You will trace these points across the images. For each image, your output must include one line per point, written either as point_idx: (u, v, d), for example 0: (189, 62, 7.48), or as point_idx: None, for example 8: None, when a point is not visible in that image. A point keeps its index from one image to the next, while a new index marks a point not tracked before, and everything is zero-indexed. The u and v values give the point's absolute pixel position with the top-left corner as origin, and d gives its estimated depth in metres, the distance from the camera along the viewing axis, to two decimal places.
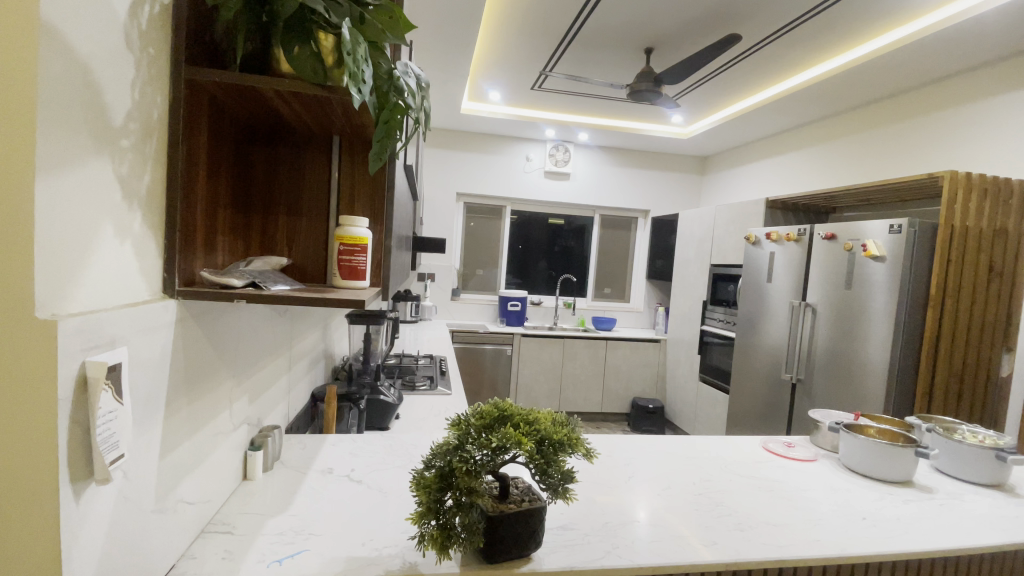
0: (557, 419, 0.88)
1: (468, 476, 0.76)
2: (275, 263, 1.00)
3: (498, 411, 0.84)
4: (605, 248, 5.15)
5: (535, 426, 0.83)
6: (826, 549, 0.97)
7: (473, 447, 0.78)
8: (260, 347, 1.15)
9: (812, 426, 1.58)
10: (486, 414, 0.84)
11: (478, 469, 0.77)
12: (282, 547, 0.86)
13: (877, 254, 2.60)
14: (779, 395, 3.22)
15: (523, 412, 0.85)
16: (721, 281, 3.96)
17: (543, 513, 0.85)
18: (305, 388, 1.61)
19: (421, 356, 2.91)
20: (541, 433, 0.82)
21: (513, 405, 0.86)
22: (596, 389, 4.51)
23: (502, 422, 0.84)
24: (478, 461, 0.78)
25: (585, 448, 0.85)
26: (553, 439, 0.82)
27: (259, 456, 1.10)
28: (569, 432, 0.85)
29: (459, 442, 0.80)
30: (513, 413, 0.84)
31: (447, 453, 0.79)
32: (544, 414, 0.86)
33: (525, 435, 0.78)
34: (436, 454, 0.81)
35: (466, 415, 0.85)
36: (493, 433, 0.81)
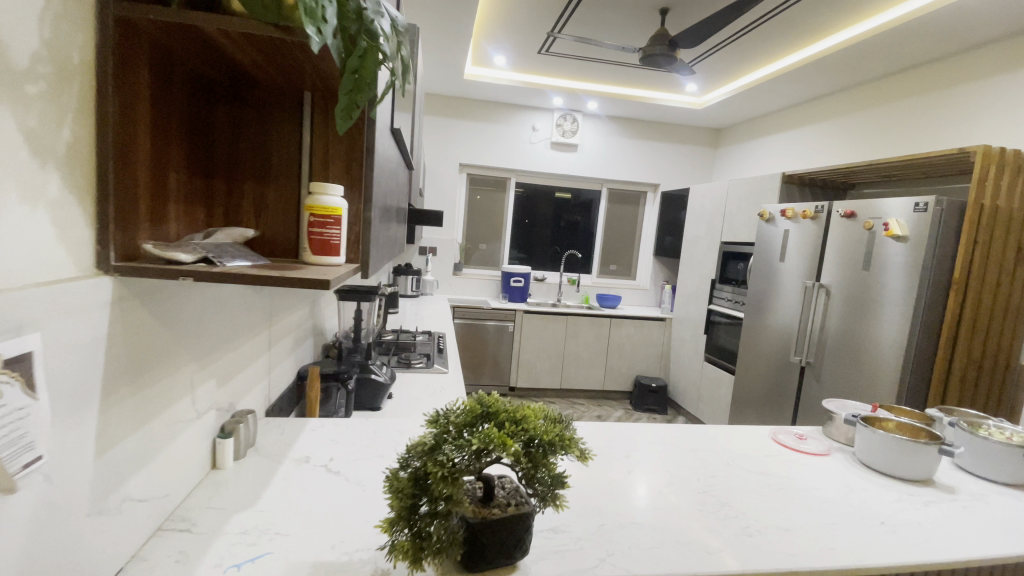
0: (550, 415, 0.78)
1: (445, 482, 0.67)
2: (239, 235, 0.89)
3: (483, 407, 0.74)
4: (612, 223, 4.99)
5: (525, 424, 0.73)
6: (842, 559, 0.88)
7: (452, 450, 0.69)
8: (230, 328, 1.06)
9: (825, 417, 1.48)
10: (469, 410, 0.74)
11: (457, 475, 0.67)
12: (244, 548, 0.78)
13: (899, 234, 2.45)
14: (787, 378, 3.13)
15: (511, 409, 0.75)
16: (731, 259, 3.82)
17: (532, 520, 0.76)
18: (290, 368, 1.53)
19: (419, 332, 2.83)
20: (530, 434, 0.72)
21: (500, 400, 0.76)
22: (599, 367, 4.44)
23: (488, 419, 0.74)
24: (458, 465, 0.68)
25: (581, 449, 0.75)
26: (545, 441, 0.72)
27: (229, 443, 1.02)
28: (562, 431, 0.75)
29: (438, 442, 0.71)
30: (499, 410, 0.74)
31: (422, 454, 0.70)
32: (535, 411, 0.76)
33: (511, 438, 0.68)
34: (412, 454, 0.72)
35: (446, 411, 0.75)
36: (475, 433, 0.71)
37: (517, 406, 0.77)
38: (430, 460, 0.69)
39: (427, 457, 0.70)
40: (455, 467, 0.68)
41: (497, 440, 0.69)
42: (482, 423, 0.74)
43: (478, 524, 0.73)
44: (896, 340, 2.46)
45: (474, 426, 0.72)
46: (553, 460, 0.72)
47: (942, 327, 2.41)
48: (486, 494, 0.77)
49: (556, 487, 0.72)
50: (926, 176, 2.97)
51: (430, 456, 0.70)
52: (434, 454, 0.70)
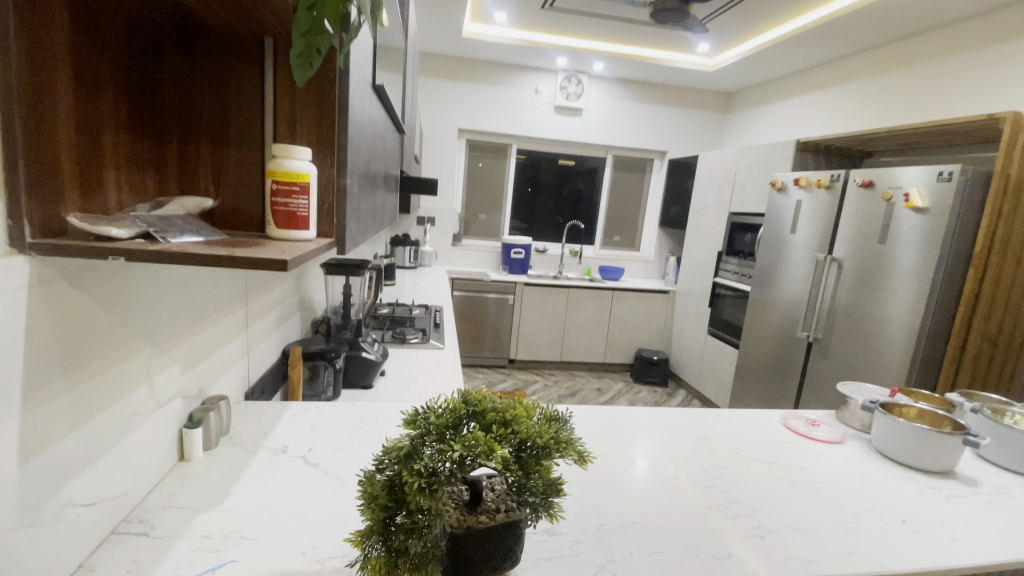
0: (545, 413, 0.69)
1: (423, 492, 0.57)
2: (194, 206, 0.79)
3: (469, 404, 0.65)
4: (616, 192, 4.83)
5: (516, 424, 0.64)
6: (862, 564, 0.81)
7: (432, 457, 0.60)
8: (196, 308, 0.96)
9: (839, 401, 1.40)
10: (452, 408, 0.64)
11: (436, 485, 0.58)
12: (205, 554, 0.71)
13: (920, 205, 2.32)
14: (791, 353, 3.06)
15: (500, 407, 0.66)
16: (739, 231, 3.69)
17: (523, 529, 0.68)
18: (273, 346, 1.44)
19: (416, 305, 2.74)
20: (522, 437, 0.63)
21: (489, 396, 0.67)
22: (600, 340, 4.37)
23: (474, 419, 0.64)
24: (438, 472, 0.59)
25: (579, 451, 0.66)
26: (538, 444, 0.63)
27: (198, 433, 0.94)
28: (556, 432, 0.66)
29: (416, 445, 0.62)
30: (487, 409, 0.65)
31: (398, 461, 0.61)
32: (527, 409, 0.67)
33: (499, 443, 0.59)
34: (386, 457, 0.63)
35: (427, 409, 0.66)
36: (459, 437, 0.61)
37: (508, 403, 0.68)
38: (405, 467, 0.59)
39: (402, 462, 0.60)
40: (435, 474, 0.59)
41: (483, 444, 0.59)
42: (468, 423, 0.64)
43: (462, 533, 0.65)
44: (909, 317, 2.36)
45: (458, 428, 0.63)
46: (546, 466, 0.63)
47: (959, 303, 2.30)
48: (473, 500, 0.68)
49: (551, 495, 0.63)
50: (950, 144, 2.80)
51: (405, 462, 0.60)
52: (411, 460, 0.60)
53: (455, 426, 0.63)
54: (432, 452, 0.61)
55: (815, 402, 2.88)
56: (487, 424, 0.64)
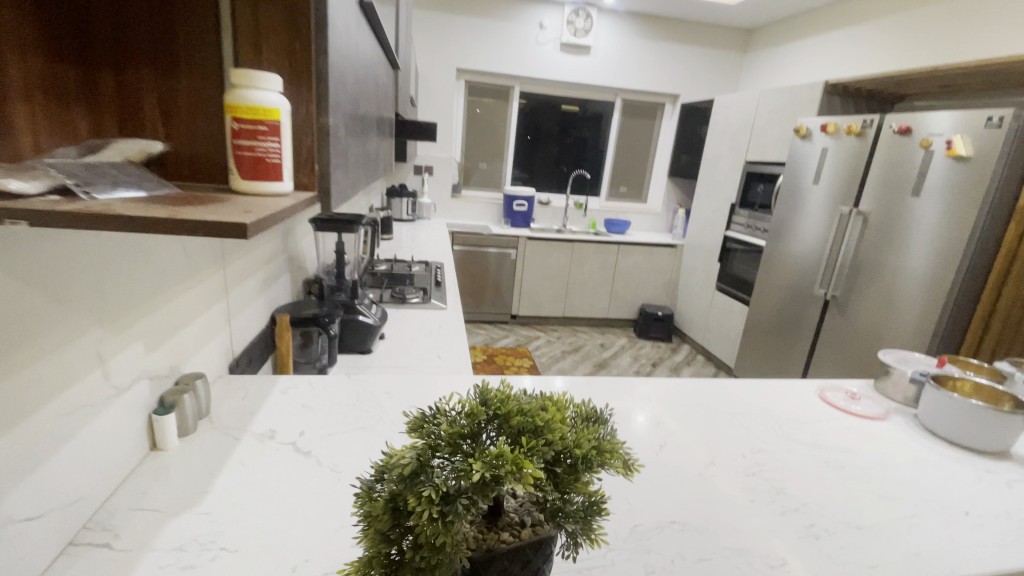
0: (579, 411, 0.56)
1: (437, 524, 0.45)
2: (138, 151, 0.63)
3: (489, 407, 0.52)
4: (624, 140, 4.56)
5: (549, 432, 0.51)
6: (935, 568, 0.71)
7: (445, 477, 0.47)
8: (157, 276, 0.81)
9: (879, 371, 1.28)
10: (468, 411, 0.52)
11: (453, 517, 0.45)
12: (176, 572, 0.59)
13: (963, 153, 2.08)
14: (802, 310, 2.89)
15: (528, 409, 0.53)
16: (753, 181, 3.44)
17: (553, 547, 0.56)
18: (260, 312, 1.31)
19: (416, 261, 2.60)
20: (557, 448, 0.50)
21: (513, 393, 0.54)
22: (605, 295, 4.25)
23: (496, 424, 0.52)
24: (455, 496, 0.47)
25: (623, 458, 0.54)
26: (576, 456, 0.51)
27: (171, 419, 0.81)
28: (596, 438, 0.53)
29: (424, 460, 0.49)
30: (511, 413, 0.52)
31: (400, 480, 0.48)
32: (560, 411, 0.54)
33: (532, 463, 0.46)
34: (387, 472, 0.50)
35: (437, 412, 0.53)
36: (478, 451, 0.49)
37: (536, 401, 0.55)
38: (411, 489, 0.47)
39: (408, 482, 0.48)
40: (451, 499, 0.47)
41: (512, 463, 0.47)
42: (489, 430, 0.52)
43: (481, 558, 0.53)
44: (940, 275, 2.18)
45: (477, 436, 0.51)
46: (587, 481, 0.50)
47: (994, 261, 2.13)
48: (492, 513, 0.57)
49: (591, 516, 0.51)
50: (994, 85, 2.56)
51: (411, 483, 0.48)
52: (419, 479, 0.48)
53: (473, 435, 0.51)
54: (446, 468, 0.49)
55: (825, 361, 2.74)
56: (512, 432, 0.51)
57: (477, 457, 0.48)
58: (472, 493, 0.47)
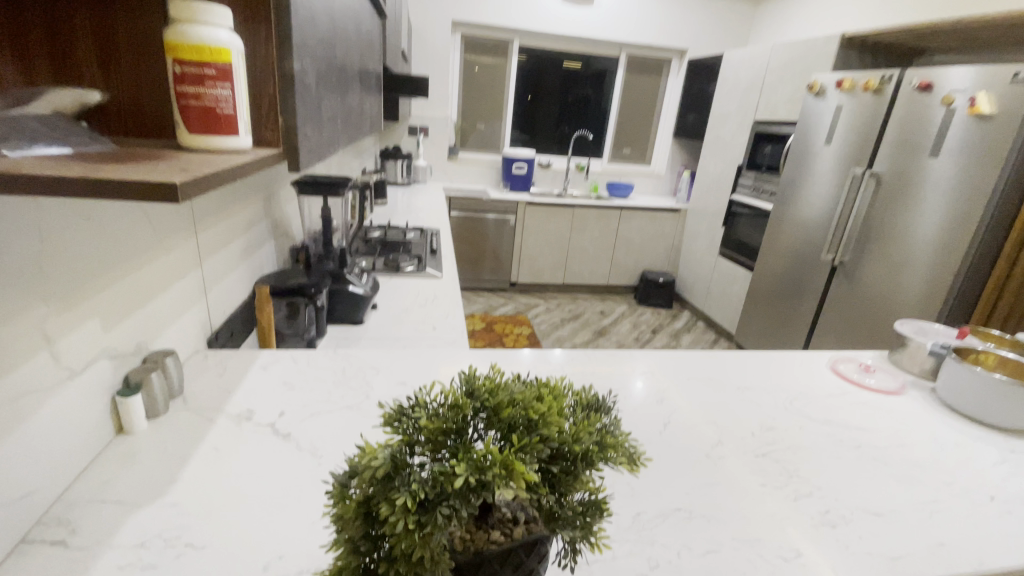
0: (579, 399, 0.50)
1: (414, 535, 0.39)
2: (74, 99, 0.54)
3: (476, 397, 0.46)
4: (629, 99, 4.36)
5: (544, 426, 0.45)
6: (959, 562, 0.66)
7: (421, 480, 0.41)
8: (112, 247, 0.73)
9: (895, 343, 1.22)
10: (451, 403, 0.45)
11: (432, 528, 0.39)
12: (137, 573, 0.55)
13: (986, 112, 1.92)
14: (807, 276, 2.77)
15: (521, 401, 0.46)
16: (762, 142, 3.25)
17: (549, 548, 0.51)
18: (241, 282, 1.23)
19: (411, 227, 2.50)
20: (553, 445, 0.44)
21: (504, 381, 0.48)
22: (606, 261, 4.17)
23: (485, 417, 0.45)
24: (434, 502, 0.41)
25: (628, 452, 0.48)
26: (575, 453, 0.45)
27: (137, 402, 0.75)
28: (597, 430, 0.47)
29: (400, 460, 0.43)
30: (501, 404, 0.45)
31: (371, 485, 0.42)
32: (557, 400, 0.47)
33: (523, 466, 0.40)
34: (359, 472, 0.44)
35: (416, 403, 0.46)
36: (462, 450, 0.42)
37: (531, 389, 0.48)
38: (385, 495, 0.41)
39: (382, 486, 0.41)
40: (431, 506, 0.41)
41: (500, 465, 0.41)
42: (476, 423, 0.46)
43: (468, 560, 0.48)
44: (954, 243, 2.06)
45: (461, 431, 0.45)
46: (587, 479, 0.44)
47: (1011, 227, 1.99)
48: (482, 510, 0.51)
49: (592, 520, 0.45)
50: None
51: (385, 487, 0.41)
52: (393, 483, 0.42)
53: (457, 430, 0.44)
54: (425, 471, 0.42)
55: (828, 330, 2.65)
56: (503, 426, 0.45)
57: (461, 457, 0.41)
58: (454, 499, 0.40)
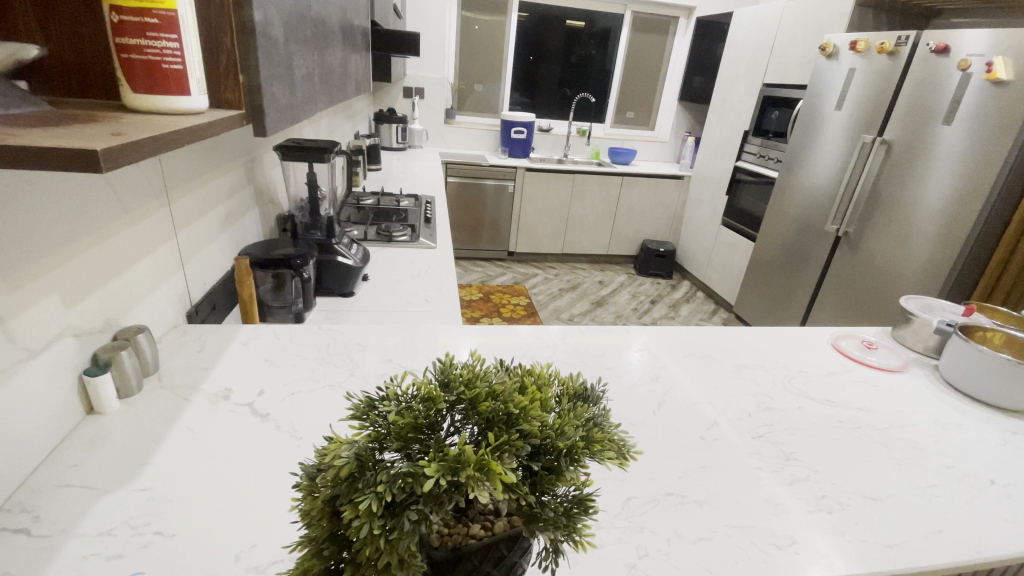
0: (565, 389, 0.46)
1: (380, 540, 0.36)
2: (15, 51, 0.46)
3: (451, 390, 0.42)
4: (633, 60, 4.18)
5: (525, 421, 0.41)
6: (957, 550, 0.64)
7: (388, 480, 0.37)
8: (70, 220, 0.68)
9: (899, 319, 1.19)
10: (424, 395, 0.41)
11: (399, 533, 0.36)
12: (101, 562, 0.52)
13: (1003, 77, 1.82)
14: (810, 246, 2.70)
15: (499, 391, 0.42)
16: (769, 106, 3.11)
17: (532, 542, 0.48)
18: (223, 252, 1.18)
19: (405, 195, 2.43)
20: (535, 443, 0.40)
21: (483, 371, 0.44)
22: (605, 230, 4.10)
23: (462, 409, 0.42)
24: (402, 503, 0.37)
25: (617, 446, 0.44)
26: (558, 450, 0.41)
27: (107, 381, 0.72)
28: (584, 424, 0.43)
29: (367, 458, 0.39)
30: (479, 396, 0.41)
31: (334, 485, 0.38)
32: (539, 391, 0.43)
33: (499, 467, 0.36)
34: (324, 470, 0.40)
35: (386, 394, 0.42)
36: (436, 447, 0.39)
37: (513, 378, 0.45)
38: (349, 497, 0.37)
39: (348, 486, 0.38)
40: (399, 509, 0.37)
41: (475, 466, 0.37)
42: (452, 416, 0.42)
43: (444, 557, 0.44)
44: (962, 214, 1.98)
45: (436, 426, 0.41)
46: (571, 477, 0.40)
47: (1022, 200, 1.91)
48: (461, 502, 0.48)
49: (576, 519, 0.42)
50: None
51: (351, 487, 0.38)
52: (359, 483, 0.38)
53: (431, 424, 0.41)
54: (394, 468, 0.39)
55: (829, 301, 2.60)
56: (481, 420, 0.41)
57: (433, 456, 0.38)
58: (425, 501, 0.37)
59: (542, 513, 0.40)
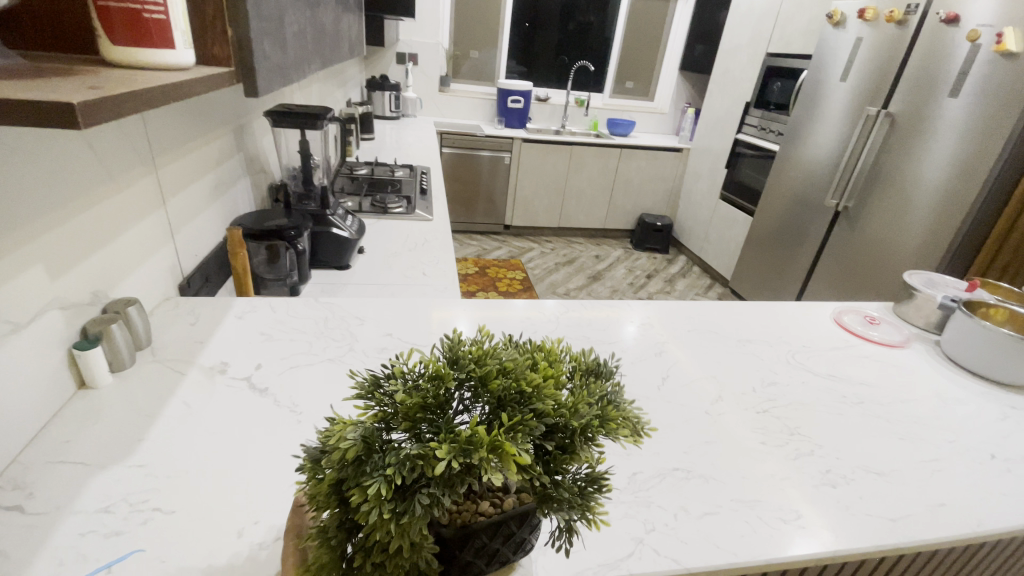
0: (577, 366, 0.44)
1: (391, 523, 0.34)
2: None
3: (460, 367, 0.40)
4: (633, 26, 4.05)
5: (538, 400, 0.39)
6: (959, 524, 0.64)
7: (396, 462, 0.36)
8: (53, 185, 0.64)
9: (903, 294, 1.18)
10: (432, 374, 0.39)
11: (409, 517, 0.35)
12: (100, 540, 0.51)
13: (1012, 49, 1.77)
14: (808, 221, 2.68)
15: (510, 368, 0.40)
16: (772, 77, 3.04)
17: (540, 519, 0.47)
18: (214, 223, 1.14)
19: (400, 165, 2.36)
20: (548, 422, 0.39)
21: (493, 348, 0.42)
22: (602, 203, 4.05)
23: (471, 388, 0.40)
24: (412, 487, 0.36)
25: (631, 422, 0.42)
26: (572, 428, 0.39)
27: (97, 355, 0.69)
28: (598, 401, 0.41)
29: (374, 441, 0.37)
30: (489, 373, 0.40)
31: (341, 468, 0.37)
32: (550, 366, 0.41)
33: (513, 448, 0.35)
34: (329, 451, 0.38)
35: (391, 372, 0.40)
36: (445, 427, 0.37)
37: (523, 356, 0.43)
38: (357, 482, 0.36)
39: (355, 470, 0.37)
40: (409, 493, 0.36)
41: (488, 447, 0.36)
42: (462, 395, 0.40)
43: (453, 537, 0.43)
44: (963, 190, 1.96)
45: (445, 406, 0.39)
46: (585, 455, 0.39)
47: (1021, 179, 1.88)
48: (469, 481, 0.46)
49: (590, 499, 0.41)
50: None
51: (358, 470, 0.37)
52: (367, 466, 0.37)
53: (440, 404, 0.39)
54: (402, 449, 0.37)
55: (825, 277, 2.60)
56: (492, 399, 0.40)
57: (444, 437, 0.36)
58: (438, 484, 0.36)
59: (557, 493, 0.39)
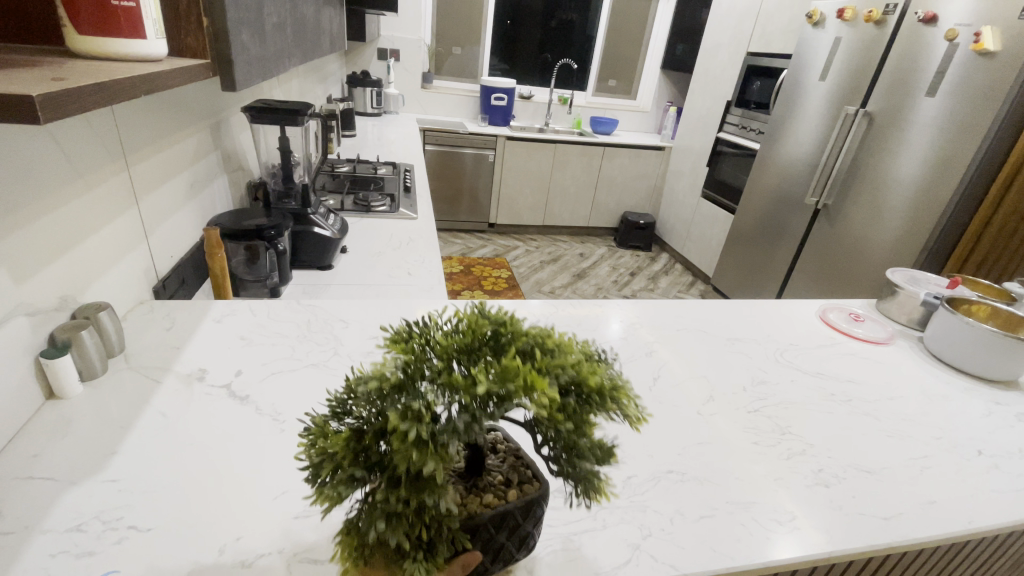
0: (589, 347, 0.44)
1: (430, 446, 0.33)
2: None
3: (491, 321, 0.40)
4: (616, 24, 4.05)
5: (562, 355, 0.39)
6: (949, 521, 0.65)
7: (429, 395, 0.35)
8: (17, 183, 0.60)
9: (885, 291, 1.20)
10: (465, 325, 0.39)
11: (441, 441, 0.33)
12: (70, 561, 0.48)
13: (990, 49, 1.80)
14: (789, 217, 2.71)
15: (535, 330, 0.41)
16: (752, 77, 3.06)
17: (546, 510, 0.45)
18: (190, 223, 1.10)
19: (382, 162, 2.32)
20: (573, 374, 0.38)
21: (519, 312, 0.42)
22: (586, 201, 4.05)
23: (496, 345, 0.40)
24: (445, 419, 0.35)
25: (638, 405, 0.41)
26: (591, 389, 0.39)
27: (67, 364, 0.66)
28: (611, 376, 0.41)
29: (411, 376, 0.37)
30: (515, 329, 0.40)
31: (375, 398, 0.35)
32: (568, 339, 0.42)
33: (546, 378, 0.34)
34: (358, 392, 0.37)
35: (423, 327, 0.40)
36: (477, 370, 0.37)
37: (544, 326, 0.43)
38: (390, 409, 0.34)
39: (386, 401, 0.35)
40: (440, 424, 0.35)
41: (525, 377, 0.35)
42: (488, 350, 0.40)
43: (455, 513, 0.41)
44: (940, 186, 2.00)
45: (474, 355, 0.39)
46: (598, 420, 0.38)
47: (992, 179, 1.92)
48: (474, 464, 0.44)
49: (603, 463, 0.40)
50: None
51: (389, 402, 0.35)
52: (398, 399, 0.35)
53: (470, 353, 0.38)
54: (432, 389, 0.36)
55: (805, 273, 2.64)
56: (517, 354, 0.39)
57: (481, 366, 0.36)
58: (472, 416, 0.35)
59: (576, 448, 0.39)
